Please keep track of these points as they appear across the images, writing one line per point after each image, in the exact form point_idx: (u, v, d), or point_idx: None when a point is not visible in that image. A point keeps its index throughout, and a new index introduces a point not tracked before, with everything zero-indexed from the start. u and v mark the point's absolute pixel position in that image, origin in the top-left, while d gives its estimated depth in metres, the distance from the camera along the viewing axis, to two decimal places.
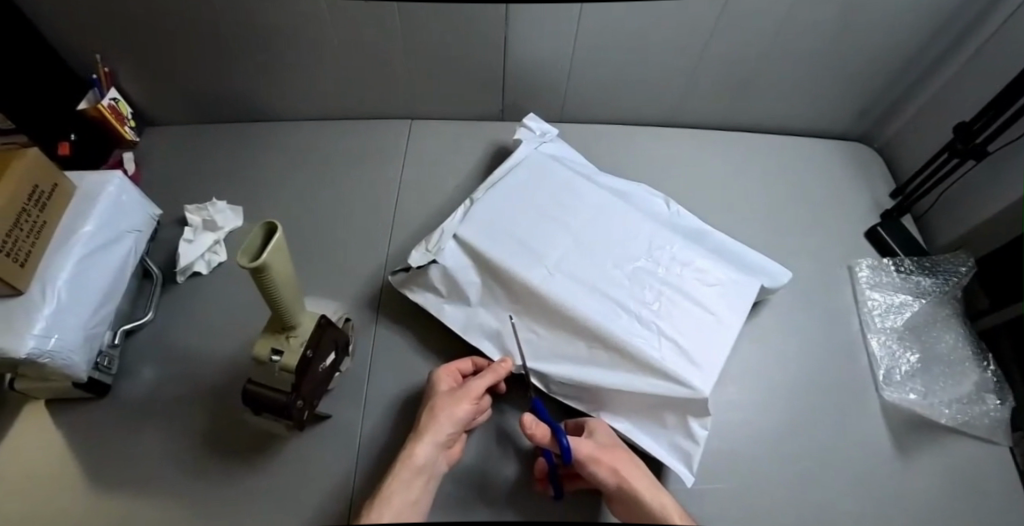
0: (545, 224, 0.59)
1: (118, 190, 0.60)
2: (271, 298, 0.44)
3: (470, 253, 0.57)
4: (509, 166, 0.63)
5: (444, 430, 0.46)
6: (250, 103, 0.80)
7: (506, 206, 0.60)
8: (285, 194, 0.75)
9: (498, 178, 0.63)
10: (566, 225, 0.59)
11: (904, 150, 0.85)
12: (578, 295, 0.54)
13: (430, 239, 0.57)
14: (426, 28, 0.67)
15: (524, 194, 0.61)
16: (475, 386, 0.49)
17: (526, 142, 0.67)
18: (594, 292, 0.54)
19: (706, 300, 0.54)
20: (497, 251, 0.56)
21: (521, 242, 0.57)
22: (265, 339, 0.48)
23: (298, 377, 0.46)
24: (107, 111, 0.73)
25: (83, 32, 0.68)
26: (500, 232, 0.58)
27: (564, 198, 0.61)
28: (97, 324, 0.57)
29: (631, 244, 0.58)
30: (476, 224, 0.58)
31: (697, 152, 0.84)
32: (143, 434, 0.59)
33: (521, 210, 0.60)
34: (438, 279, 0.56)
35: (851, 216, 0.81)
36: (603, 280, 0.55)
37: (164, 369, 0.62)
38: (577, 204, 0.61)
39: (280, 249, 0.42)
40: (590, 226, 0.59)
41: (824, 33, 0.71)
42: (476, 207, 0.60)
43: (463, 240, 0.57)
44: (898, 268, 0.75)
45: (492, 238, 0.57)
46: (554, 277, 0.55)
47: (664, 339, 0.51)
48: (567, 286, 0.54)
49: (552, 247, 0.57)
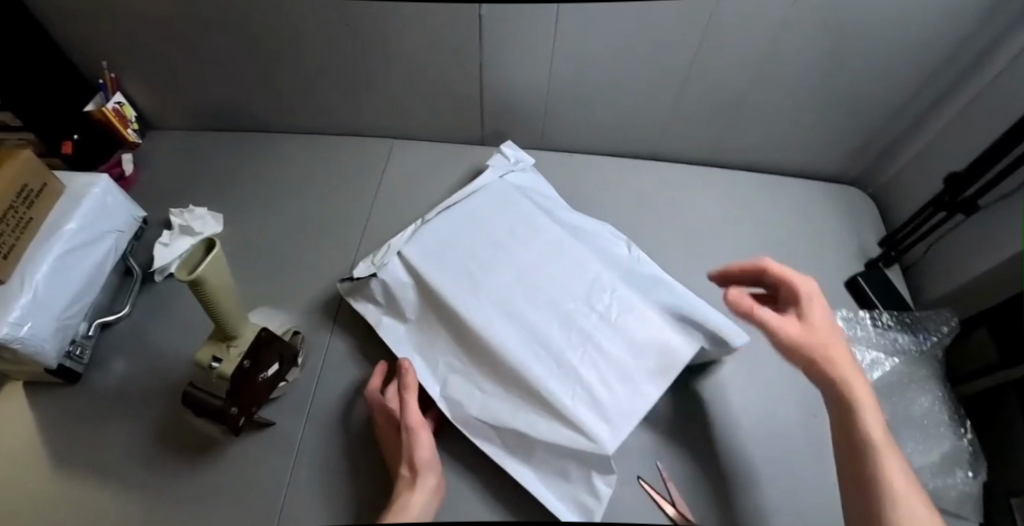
0: (490, 255, 0.59)
1: (103, 192, 0.64)
2: (211, 309, 0.46)
3: (412, 273, 0.58)
4: (469, 192, 0.65)
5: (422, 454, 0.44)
6: (244, 114, 0.84)
7: (455, 230, 0.61)
8: (264, 202, 0.78)
9: (453, 204, 0.64)
10: (509, 257, 0.60)
11: (897, 196, 0.82)
12: (504, 328, 0.54)
13: (377, 254, 0.60)
14: (406, 51, 0.70)
15: (478, 221, 0.63)
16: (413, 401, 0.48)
17: (493, 169, 0.68)
18: (520, 327, 0.54)
19: (635, 353, 0.53)
20: (434, 274, 0.57)
21: (461, 268, 0.58)
22: (208, 347, 0.50)
23: (233, 384, 0.49)
24: (112, 114, 0.78)
25: (95, 40, 0.73)
26: (443, 256, 0.59)
27: (515, 230, 0.62)
28: (70, 316, 0.60)
29: (572, 285, 0.58)
30: (422, 245, 0.60)
31: (675, 187, 0.83)
32: (105, 421, 0.62)
33: (469, 236, 0.61)
34: (377, 290, 0.58)
35: (833, 262, 0.78)
36: (533, 317, 0.55)
37: (134, 363, 0.66)
38: (527, 239, 0.61)
39: (219, 264, 0.44)
40: (534, 262, 0.59)
41: (809, 72, 0.70)
42: (425, 228, 0.62)
43: (407, 258, 0.59)
44: (875, 322, 0.72)
45: (431, 261, 0.58)
46: (484, 307, 0.55)
47: (580, 386, 0.50)
48: (494, 317, 0.54)
49: (491, 279, 0.57)
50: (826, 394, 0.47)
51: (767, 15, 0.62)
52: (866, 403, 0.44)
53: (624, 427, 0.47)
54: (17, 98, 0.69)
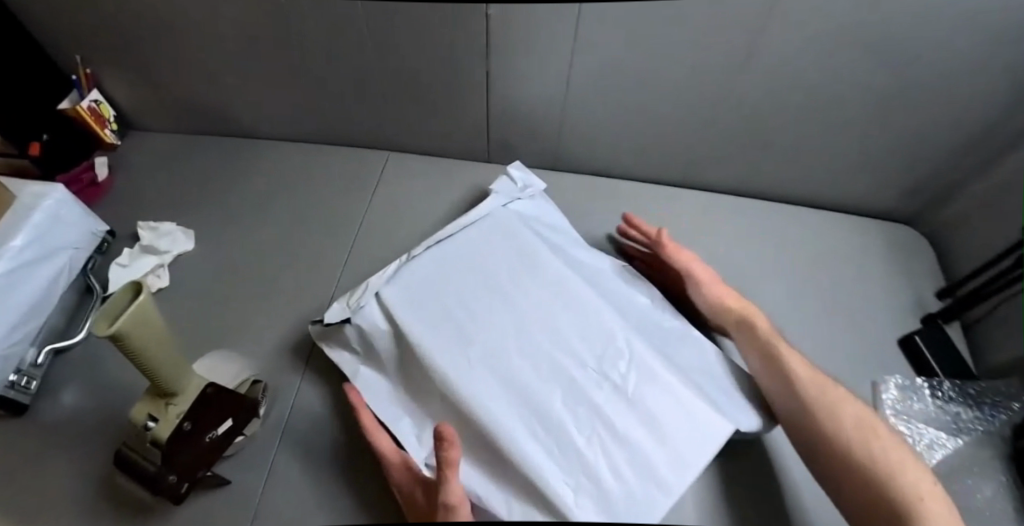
0: (486, 303, 0.51)
1: (57, 205, 0.58)
2: (140, 365, 0.38)
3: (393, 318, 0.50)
4: (467, 223, 0.57)
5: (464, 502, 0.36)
6: (229, 118, 0.77)
7: (447, 268, 0.54)
8: (244, 217, 0.71)
9: (447, 237, 0.56)
10: (508, 305, 0.51)
11: (959, 242, 0.71)
12: (495, 395, 0.45)
13: (353, 294, 0.51)
14: (403, 56, 0.62)
15: (475, 259, 0.55)
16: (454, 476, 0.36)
17: (497, 195, 0.60)
18: (515, 394, 0.46)
19: (651, 434, 0.44)
20: (417, 322, 0.49)
21: (449, 317, 0.50)
22: (144, 402, 0.43)
23: (168, 450, 0.41)
24: (87, 113, 0.72)
25: (68, 32, 0.67)
26: (429, 301, 0.51)
27: (517, 272, 0.54)
28: (13, 344, 0.54)
29: (581, 344, 0.49)
30: (407, 285, 0.52)
31: (701, 220, 0.74)
32: (41, 464, 0.54)
33: (462, 277, 0.53)
34: (353, 337, 0.50)
35: (882, 316, 0.68)
36: (531, 382, 0.47)
37: (87, 394, 0.59)
38: (531, 284, 0.53)
39: (150, 313, 0.37)
40: (538, 313, 0.51)
41: (870, 97, 0.60)
42: (411, 265, 0.54)
43: (385, 302, 0.51)
44: (935, 393, 0.61)
45: (414, 308, 0.50)
46: (472, 368, 0.47)
47: (584, 475, 0.41)
48: (484, 381, 0.46)
49: (486, 332, 0.49)
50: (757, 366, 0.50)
51: (829, 28, 0.52)
52: (798, 376, 0.47)
53: None
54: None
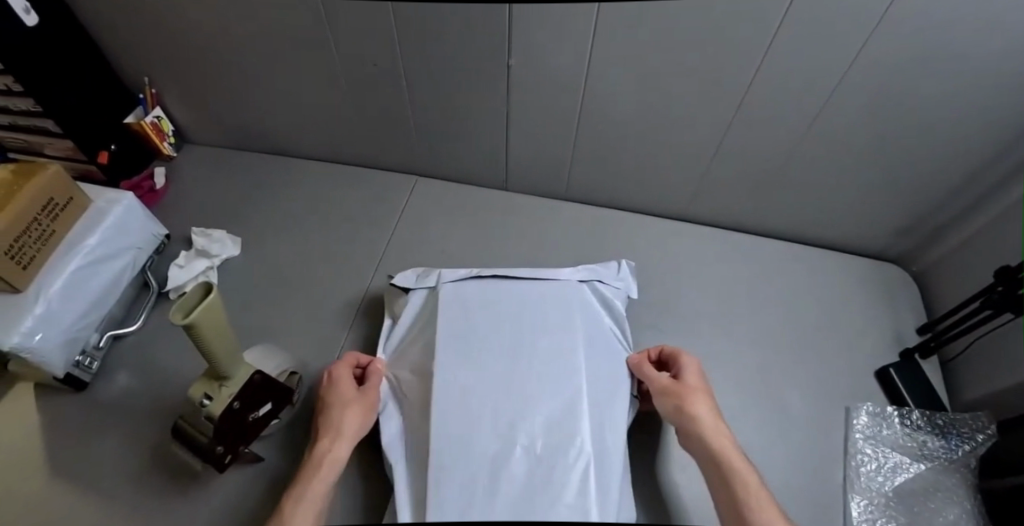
0: (496, 350, 0.59)
1: (126, 211, 0.66)
2: (202, 352, 0.46)
3: (442, 308, 0.62)
4: (533, 276, 0.65)
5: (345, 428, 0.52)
6: (273, 135, 0.86)
7: (493, 297, 0.63)
8: (285, 228, 0.79)
9: (512, 275, 0.66)
10: (505, 360, 0.58)
11: (942, 283, 0.76)
12: (444, 422, 0.53)
13: (426, 277, 0.66)
14: (431, 92, 0.70)
15: (518, 306, 0.63)
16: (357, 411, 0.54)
17: (579, 276, 0.66)
18: (458, 431, 0.52)
19: (540, 499, 0.48)
20: (447, 323, 0.61)
21: (463, 338, 0.60)
22: (201, 383, 0.50)
23: (219, 424, 0.49)
24: (149, 127, 0.82)
25: (138, 59, 0.77)
26: (467, 315, 0.62)
27: (538, 331, 0.61)
28: (81, 327, 0.62)
29: (550, 411, 0.54)
30: (462, 292, 0.64)
31: (699, 250, 0.80)
32: (103, 433, 0.62)
33: (495, 314, 0.62)
34: (416, 303, 0.65)
35: (862, 348, 0.73)
36: (486, 415, 0.54)
37: (138, 377, 0.67)
38: (541, 349, 0.59)
39: (216, 308, 0.45)
40: (530, 376, 0.57)
41: (850, 151, 0.66)
42: (475, 280, 0.65)
43: (441, 294, 0.64)
44: (904, 421, 0.66)
45: (454, 315, 0.61)
46: (446, 391, 0.55)
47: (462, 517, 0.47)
48: (444, 411, 0.54)
49: (481, 371, 0.57)
50: (717, 493, 0.48)
51: (813, 88, 0.58)
52: (758, 503, 0.45)
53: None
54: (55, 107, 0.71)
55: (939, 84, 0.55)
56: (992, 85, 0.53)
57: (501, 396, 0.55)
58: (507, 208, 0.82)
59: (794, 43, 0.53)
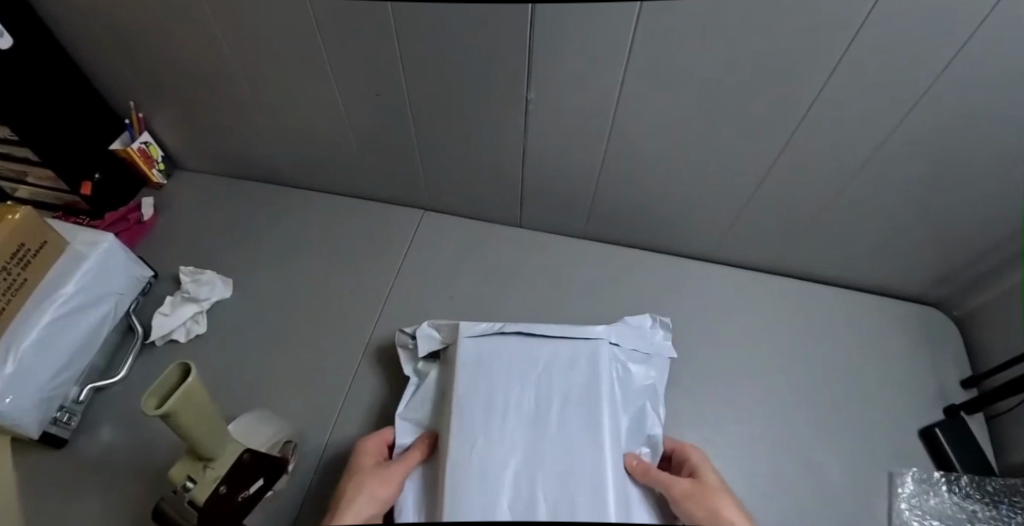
0: (520, 410, 0.54)
1: (107, 253, 0.61)
2: (181, 436, 0.41)
3: (464, 362, 0.57)
4: (563, 333, 0.60)
5: (361, 510, 0.43)
6: (268, 163, 0.80)
7: (517, 356, 0.58)
8: (281, 266, 0.74)
9: (539, 328, 0.61)
10: (530, 430, 0.53)
11: (987, 332, 0.71)
12: (460, 498, 0.47)
13: (445, 328, 0.61)
14: (438, 120, 0.65)
15: (544, 366, 0.58)
16: (379, 485, 0.45)
17: (610, 333, 0.62)
18: (476, 508, 0.46)
19: None
20: (466, 385, 0.55)
21: (483, 403, 0.54)
22: (183, 463, 0.45)
23: (204, 512, 0.43)
24: (136, 153, 0.76)
25: (123, 82, 0.71)
26: (489, 372, 0.57)
27: (565, 396, 0.55)
28: (59, 384, 0.57)
29: (575, 479, 0.49)
30: (484, 348, 0.58)
31: (723, 294, 0.75)
32: (82, 499, 0.57)
33: (519, 371, 0.57)
34: (427, 347, 0.61)
35: (900, 403, 0.68)
36: (507, 478, 0.49)
37: (121, 433, 0.62)
38: (567, 412, 0.54)
39: (197, 390, 0.40)
40: (556, 441, 0.52)
41: (895, 195, 0.61)
42: (499, 335, 0.60)
43: (460, 348, 0.58)
44: (952, 489, 0.61)
45: (474, 375, 0.56)
46: (462, 463, 0.49)
47: None
48: (458, 485, 0.48)
49: (501, 432, 0.52)
50: None
51: (864, 128, 0.53)
52: None
53: None
54: (45, 117, 0.66)
55: (1005, 128, 0.49)
56: None
57: (523, 461, 0.50)
58: (518, 246, 0.77)
59: (851, 77, 0.47)
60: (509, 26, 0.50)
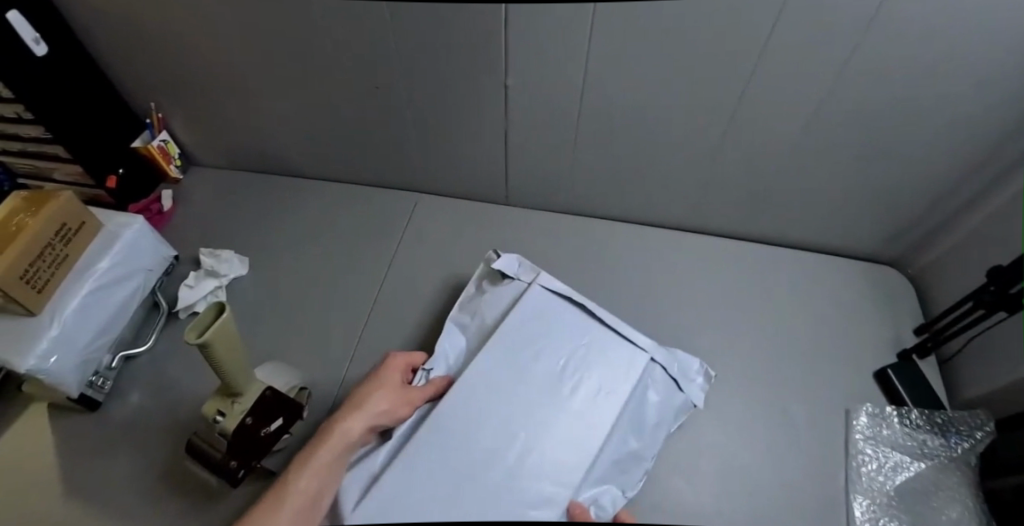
0: (546, 359, 0.62)
1: (137, 234, 0.68)
2: (215, 369, 0.48)
3: (528, 307, 0.65)
4: (614, 325, 0.65)
5: (372, 419, 0.52)
6: (280, 158, 0.88)
7: (558, 323, 0.65)
8: (291, 248, 0.81)
9: (595, 310, 0.66)
10: (537, 393, 0.59)
11: (937, 284, 0.77)
12: (450, 416, 0.56)
13: (534, 272, 0.69)
14: (428, 109, 0.72)
15: (583, 340, 0.64)
16: (398, 405, 0.54)
17: (655, 352, 0.64)
18: (465, 417, 0.56)
19: (494, 481, 0.52)
20: (515, 323, 0.64)
21: (517, 351, 0.62)
22: (215, 399, 0.52)
23: (232, 440, 0.51)
24: (156, 150, 0.84)
25: (144, 86, 0.79)
26: (538, 323, 0.64)
27: (582, 378, 0.60)
28: (95, 349, 0.65)
29: (557, 422, 0.57)
30: (545, 302, 0.66)
31: (695, 258, 0.82)
32: (117, 452, 0.64)
33: (563, 335, 0.64)
34: (510, 273, 0.69)
35: (858, 351, 0.75)
36: (503, 401, 0.58)
37: (149, 396, 0.68)
38: (584, 384, 0.60)
39: (229, 327, 0.47)
40: (559, 392, 0.59)
41: (837, 162, 0.68)
42: (560, 300, 0.67)
43: (529, 292, 0.66)
44: (903, 421, 0.67)
45: (529, 321, 0.64)
46: (466, 389, 0.58)
47: (433, 455, 0.53)
48: (451, 409, 0.56)
49: (524, 368, 0.61)
50: None
51: (801, 97, 0.59)
52: None
53: (512, 469, 0.53)
54: (77, 118, 0.74)
55: (922, 88, 0.55)
56: (974, 91, 0.54)
57: (524, 389, 0.59)
58: (508, 223, 0.84)
59: (779, 54, 0.55)
60: (486, 21, 0.57)
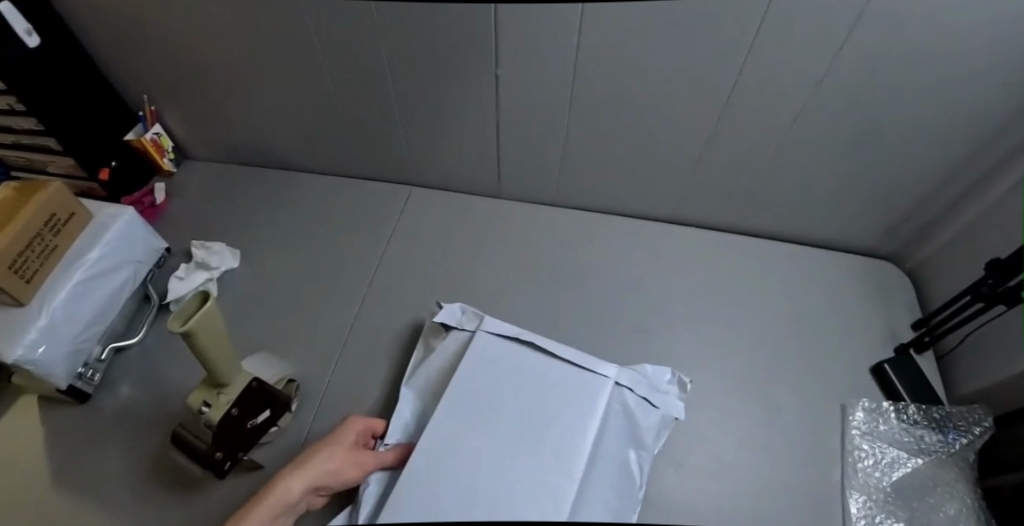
0: (506, 410, 0.55)
1: (127, 224, 0.69)
2: (200, 359, 0.48)
3: (476, 355, 0.59)
4: (575, 360, 0.59)
5: (316, 481, 0.48)
6: (274, 151, 0.87)
7: (512, 368, 0.59)
8: (284, 242, 0.81)
9: (551, 346, 0.60)
10: (501, 449, 0.53)
11: (936, 279, 0.75)
12: (416, 484, 0.49)
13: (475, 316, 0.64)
14: (420, 101, 0.71)
15: (542, 381, 0.58)
16: (347, 470, 0.50)
17: (620, 374, 0.58)
18: (427, 489, 0.49)
19: None
20: (467, 376, 0.57)
21: (472, 408, 0.55)
22: (200, 390, 0.52)
23: (218, 431, 0.50)
24: (148, 143, 0.83)
25: (138, 78, 0.79)
26: (492, 371, 0.58)
27: (549, 430, 0.54)
28: (84, 340, 0.65)
29: (528, 479, 0.50)
30: (494, 349, 0.60)
31: (691, 251, 0.81)
32: (105, 445, 0.63)
33: (518, 378, 0.58)
34: (455, 324, 0.64)
35: (855, 346, 0.73)
36: (468, 464, 0.51)
37: (138, 389, 0.68)
38: (550, 429, 0.54)
39: (212, 316, 0.47)
40: (524, 444, 0.53)
41: (832, 156, 0.67)
42: (510, 341, 0.61)
43: (475, 341, 0.60)
44: (901, 416, 0.66)
45: (480, 370, 0.58)
46: (424, 458, 0.51)
47: None
48: (414, 485, 0.49)
49: (483, 425, 0.54)
50: None
51: (799, 90, 0.58)
52: None
53: None
54: (69, 110, 0.74)
55: (921, 80, 0.54)
56: (972, 81, 0.53)
57: (487, 450, 0.52)
58: (502, 217, 0.83)
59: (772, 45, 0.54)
60: (476, 10, 0.56)
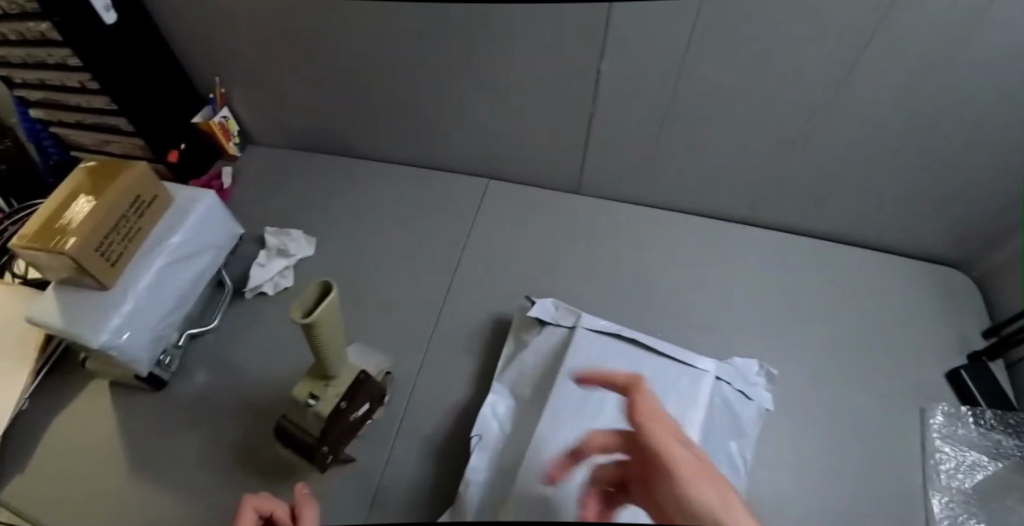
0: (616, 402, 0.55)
1: (208, 208, 0.67)
2: (315, 349, 0.47)
3: (578, 349, 0.59)
4: (677, 355, 0.59)
5: None
6: (344, 138, 0.86)
7: (617, 362, 0.58)
8: (354, 231, 0.80)
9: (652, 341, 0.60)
10: None
11: (1008, 288, 0.75)
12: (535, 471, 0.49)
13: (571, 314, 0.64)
14: (507, 92, 0.70)
15: (648, 375, 0.57)
16: None
17: (720, 367, 0.59)
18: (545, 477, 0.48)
19: None
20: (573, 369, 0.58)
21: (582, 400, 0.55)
22: (305, 382, 0.51)
23: (327, 425, 0.50)
24: (217, 127, 0.82)
25: (210, 60, 0.77)
26: (596, 364, 0.58)
27: None
28: (165, 326, 0.63)
29: None
30: (597, 343, 0.60)
31: (765, 251, 0.81)
32: (184, 431, 0.62)
33: (623, 372, 0.58)
34: (550, 318, 0.64)
35: (929, 351, 0.74)
36: None
37: (215, 376, 0.67)
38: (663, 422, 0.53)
39: (332, 308, 0.45)
40: None
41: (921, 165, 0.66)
42: (611, 336, 0.61)
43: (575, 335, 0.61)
44: (978, 421, 0.67)
45: (586, 363, 0.58)
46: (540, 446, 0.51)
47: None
48: (530, 474, 0.48)
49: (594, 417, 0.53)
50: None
51: (902, 98, 0.58)
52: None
53: None
54: (141, 90, 0.73)
55: None
56: None
57: None
58: (574, 213, 0.83)
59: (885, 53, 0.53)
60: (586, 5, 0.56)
